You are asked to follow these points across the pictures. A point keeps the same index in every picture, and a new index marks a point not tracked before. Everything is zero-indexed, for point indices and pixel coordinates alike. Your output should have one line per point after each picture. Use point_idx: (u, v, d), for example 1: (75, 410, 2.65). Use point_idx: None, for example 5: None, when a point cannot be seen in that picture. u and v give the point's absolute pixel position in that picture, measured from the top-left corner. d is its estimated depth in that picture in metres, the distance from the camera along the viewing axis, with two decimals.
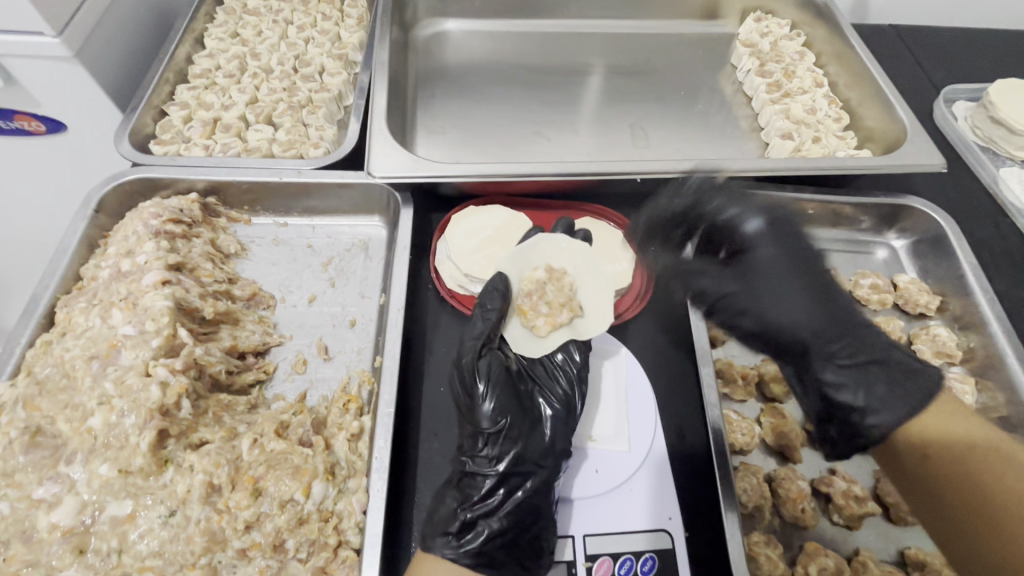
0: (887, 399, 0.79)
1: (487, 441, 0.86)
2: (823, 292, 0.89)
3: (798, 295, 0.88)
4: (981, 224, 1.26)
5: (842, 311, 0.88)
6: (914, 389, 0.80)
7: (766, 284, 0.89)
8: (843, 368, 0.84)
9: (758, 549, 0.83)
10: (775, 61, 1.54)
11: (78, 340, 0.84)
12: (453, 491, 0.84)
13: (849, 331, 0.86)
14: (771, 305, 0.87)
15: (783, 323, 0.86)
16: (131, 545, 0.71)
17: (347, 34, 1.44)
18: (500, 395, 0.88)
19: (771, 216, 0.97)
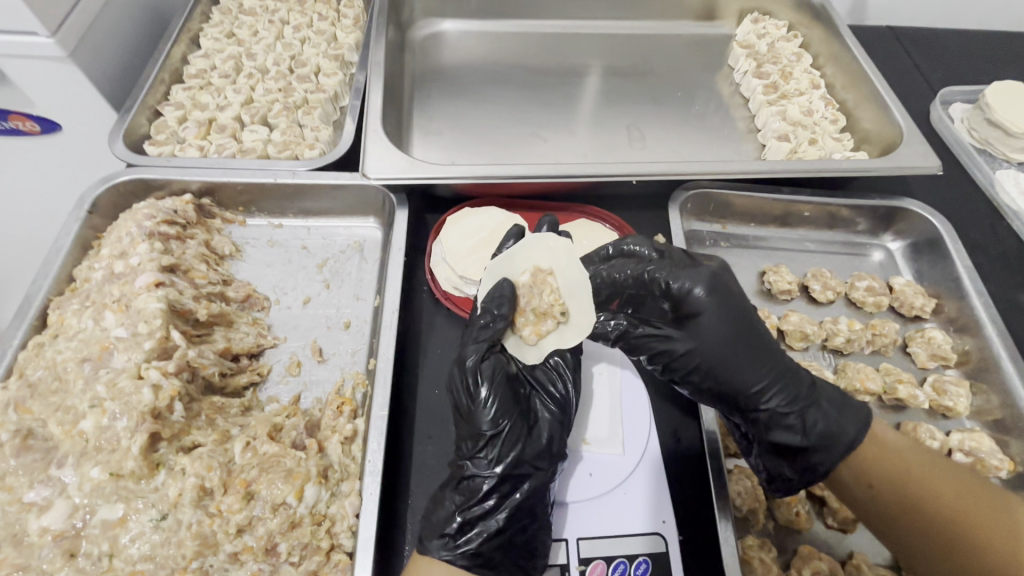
0: (826, 447, 0.79)
1: (487, 443, 0.84)
2: (763, 346, 0.84)
3: (739, 358, 0.83)
4: (976, 226, 1.26)
5: (775, 355, 0.84)
6: (846, 429, 0.79)
7: (714, 351, 0.83)
8: (783, 421, 0.82)
9: (752, 553, 0.83)
10: (772, 63, 1.53)
11: (70, 343, 0.84)
12: (450, 492, 0.83)
13: (784, 374, 0.83)
14: (720, 374, 0.83)
15: (725, 381, 0.83)
16: (122, 549, 0.71)
17: (343, 34, 1.43)
18: (500, 396, 0.86)
19: (712, 276, 0.84)
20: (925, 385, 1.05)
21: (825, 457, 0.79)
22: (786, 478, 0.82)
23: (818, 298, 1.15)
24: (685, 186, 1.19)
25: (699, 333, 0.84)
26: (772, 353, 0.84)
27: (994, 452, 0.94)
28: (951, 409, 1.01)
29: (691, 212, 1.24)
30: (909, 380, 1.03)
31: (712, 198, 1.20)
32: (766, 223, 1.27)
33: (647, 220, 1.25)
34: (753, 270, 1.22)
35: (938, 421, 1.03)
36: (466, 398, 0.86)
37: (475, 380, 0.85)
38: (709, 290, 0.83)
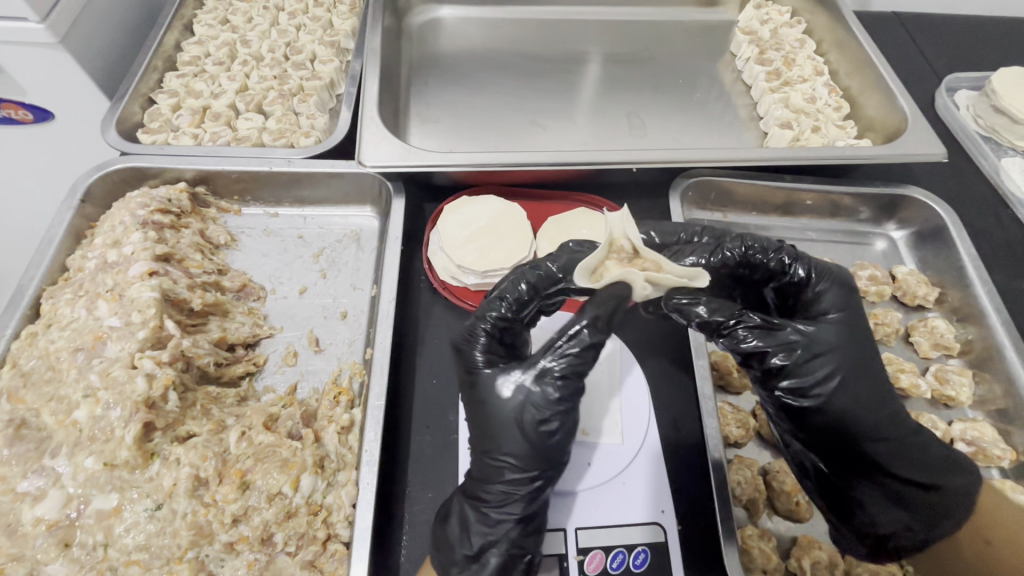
0: (927, 494, 0.76)
1: (530, 479, 0.75)
2: (866, 386, 0.75)
3: (875, 390, 0.76)
4: (981, 215, 1.25)
5: (867, 386, 0.76)
6: (945, 484, 0.75)
7: (862, 386, 0.75)
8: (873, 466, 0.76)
9: (752, 543, 0.82)
10: (775, 49, 1.51)
11: (63, 332, 0.83)
12: (478, 524, 0.75)
13: (880, 407, 0.75)
14: (885, 412, 0.75)
15: (845, 427, 0.75)
16: (116, 539, 0.70)
17: (339, 21, 1.41)
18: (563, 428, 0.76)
19: (842, 298, 0.80)
20: (927, 375, 1.04)
21: (933, 513, 0.75)
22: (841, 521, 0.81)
23: None
24: (686, 174, 1.17)
25: (813, 369, 0.75)
26: (866, 387, 0.76)
27: (996, 442, 0.94)
28: (953, 399, 1.00)
29: (691, 201, 1.22)
30: (911, 369, 1.02)
31: (714, 186, 1.18)
32: (768, 212, 1.25)
33: (647, 209, 1.24)
34: None
35: (940, 411, 1.02)
36: (523, 432, 0.75)
37: (541, 410, 0.75)
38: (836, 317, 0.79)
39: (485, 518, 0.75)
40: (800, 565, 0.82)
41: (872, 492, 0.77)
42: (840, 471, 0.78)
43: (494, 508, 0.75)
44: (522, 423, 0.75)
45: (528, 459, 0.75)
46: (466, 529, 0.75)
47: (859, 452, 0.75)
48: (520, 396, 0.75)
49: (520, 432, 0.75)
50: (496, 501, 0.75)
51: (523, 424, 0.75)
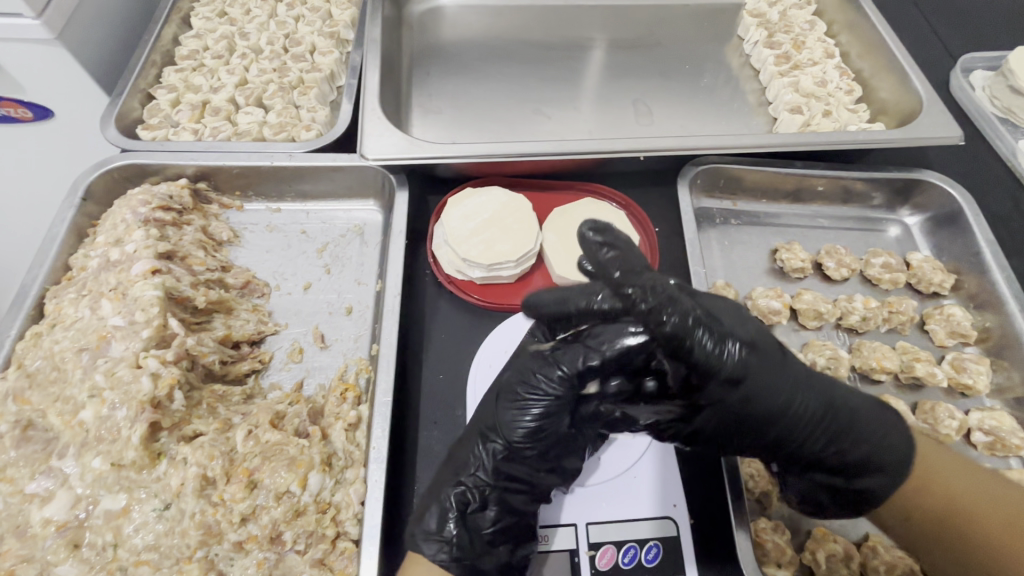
0: (876, 447, 0.71)
1: (508, 461, 0.77)
2: (779, 385, 0.69)
3: (788, 396, 0.70)
4: (998, 198, 1.22)
5: (778, 393, 0.70)
6: (874, 428, 0.72)
7: (765, 391, 0.69)
8: (812, 440, 0.72)
9: (765, 536, 0.81)
10: (784, 32, 1.47)
11: (67, 332, 0.83)
12: (450, 486, 0.77)
13: (801, 407, 0.70)
14: (797, 408, 0.70)
15: (750, 420, 0.70)
16: (126, 539, 0.70)
17: (338, 11, 1.38)
18: (551, 425, 0.77)
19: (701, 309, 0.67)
20: (943, 364, 1.02)
21: (882, 458, 0.71)
22: (822, 503, 0.77)
23: (832, 276, 1.12)
24: (694, 162, 1.14)
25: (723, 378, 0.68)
26: (776, 399, 0.69)
27: (1014, 431, 0.92)
28: (971, 388, 0.98)
29: (700, 189, 1.19)
30: (927, 358, 1.00)
31: (723, 174, 1.16)
32: (779, 199, 1.22)
33: (654, 198, 1.21)
34: (765, 248, 1.18)
35: (956, 399, 1.00)
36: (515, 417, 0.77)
37: (533, 393, 0.77)
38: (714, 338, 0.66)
39: (454, 486, 0.76)
40: (814, 558, 0.81)
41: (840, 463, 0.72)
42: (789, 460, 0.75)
43: (463, 474, 0.77)
44: (505, 401, 0.78)
45: (512, 445, 0.77)
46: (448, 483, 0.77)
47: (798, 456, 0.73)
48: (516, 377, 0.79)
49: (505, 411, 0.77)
50: (462, 470, 0.78)
51: (512, 405, 0.77)
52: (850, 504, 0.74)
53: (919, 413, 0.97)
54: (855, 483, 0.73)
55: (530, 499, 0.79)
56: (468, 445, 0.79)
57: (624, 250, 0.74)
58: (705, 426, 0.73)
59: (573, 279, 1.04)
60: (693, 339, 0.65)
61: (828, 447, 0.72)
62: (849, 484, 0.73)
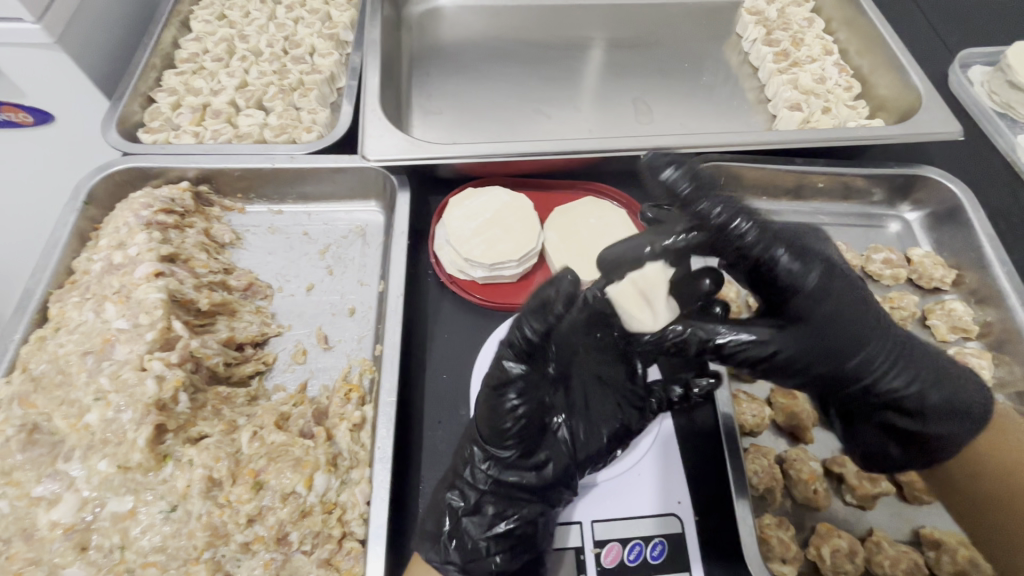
0: (935, 384, 0.74)
1: (495, 467, 0.79)
2: (848, 307, 0.75)
3: (863, 324, 0.75)
4: (998, 193, 1.22)
5: (857, 319, 0.75)
6: (933, 366, 0.76)
7: (831, 317, 0.75)
8: (885, 376, 0.75)
9: (770, 532, 0.82)
10: (782, 29, 1.47)
11: (71, 336, 0.83)
12: (444, 492, 0.80)
13: (872, 332, 0.75)
14: (869, 334, 0.75)
15: (828, 349, 0.74)
16: (132, 541, 0.70)
17: (337, 13, 1.39)
18: (534, 415, 0.76)
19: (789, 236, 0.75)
20: None
21: (945, 398, 0.74)
22: (891, 458, 0.78)
23: None
24: (694, 160, 1.15)
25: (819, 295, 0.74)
26: (854, 322, 0.75)
27: None
28: None
29: None
30: None
31: (723, 172, 1.16)
32: (779, 196, 1.23)
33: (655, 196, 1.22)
34: None
35: None
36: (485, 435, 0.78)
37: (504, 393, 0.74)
38: (807, 266, 0.74)
39: (449, 491, 0.80)
40: (819, 554, 0.82)
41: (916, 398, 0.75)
42: (862, 401, 0.77)
43: (456, 480, 0.80)
44: (481, 405, 0.77)
45: (488, 448, 0.78)
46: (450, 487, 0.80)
47: (869, 391, 0.76)
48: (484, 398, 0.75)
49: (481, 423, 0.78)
50: (456, 472, 0.80)
51: (486, 411, 0.75)
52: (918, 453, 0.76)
53: None
54: (927, 428, 0.75)
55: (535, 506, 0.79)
56: (461, 451, 0.81)
57: (691, 171, 0.76)
58: (790, 352, 0.74)
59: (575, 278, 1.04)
60: (773, 256, 0.73)
61: (908, 386, 0.75)
62: (920, 428, 0.75)
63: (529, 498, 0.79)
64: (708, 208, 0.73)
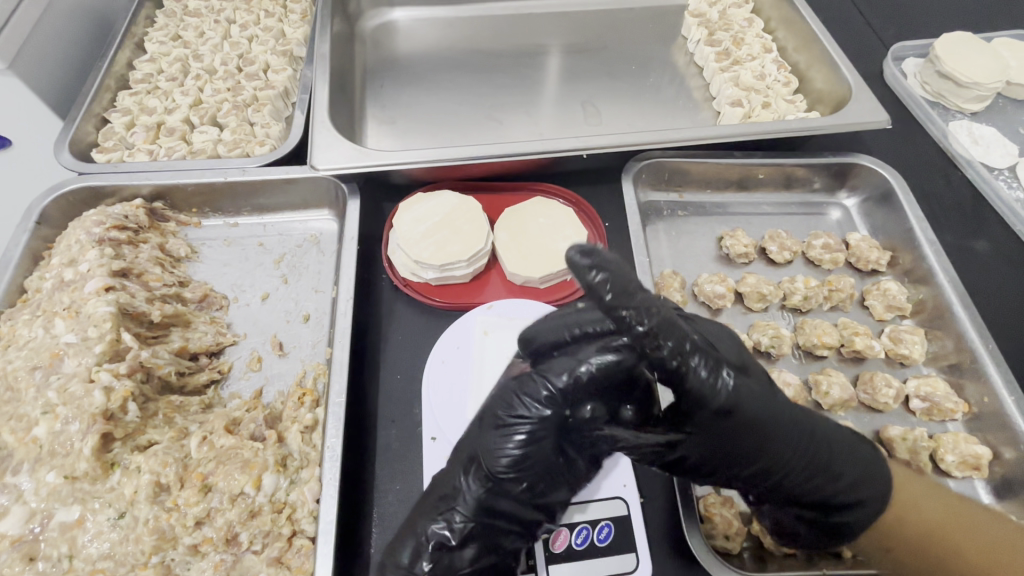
0: (852, 474, 0.76)
1: (491, 496, 0.76)
2: (760, 403, 0.74)
3: (780, 429, 0.74)
4: (931, 177, 1.28)
5: (777, 419, 0.74)
6: (847, 450, 0.77)
7: (752, 414, 0.73)
8: (797, 472, 0.75)
9: (714, 510, 0.84)
10: (724, 30, 1.53)
11: (20, 352, 0.84)
12: (429, 521, 0.76)
13: (786, 429, 0.74)
14: (779, 435, 0.74)
15: (744, 448, 0.74)
16: (81, 549, 0.71)
17: (290, 30, 1.42)
18: (539, 453, 0.75)
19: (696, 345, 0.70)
20: (882, 337, 1.06)
21: (863, 490, 0.75)
22: (798, 534, 0.80)
23: (776, 259, 1.16)
24: (638, 157, 1.19)
25: (749, 391, 0.73)
26: (774, 423, 0.74)
27: (947, 395, 0.97)
28: (907, 357, 1.03)
29: (646, 183, 1.23)
30: (865, 332, 1.04)
31: (667, 167, 1.20)
32: (724, 189, 1.27)
33: (604, 194, 1.26)
34: (711, 237, 1.22)
35: (896, 369, 1.04)
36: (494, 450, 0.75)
37: (515, 417, 0.75)
38: (729, 374, 0.72)
39: (432, 522, 0.76)
40: (760, 527, 0.85)
41: (824, 488, 0.76)
42: (773, 493, 0.78)
43: (444, 510, 0.76)
44: (490, 428, 0.77)
45: (496, 476, 0.75)
46: (434, 513, 0.77)
47: (786, 485, 0.76)
48: (503, 394, 0.77)
49: (487, 431, 0.77)
50: (438, 508, 0.77)
51: (497, 431, 0.76)
52: (828, 538, 0.78)
53: (860, 384, 1.01)
54: (837, 517, 0.77)
55: (517, 537, 0.78)
56: (451, 475, 0.79)
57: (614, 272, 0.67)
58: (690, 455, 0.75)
59: (525, 274, 1.06)
60: (687, 366, 0.69)
61: (813, 481, 0.76)
62: (829, 517, 0.77)
63: (520, 534, 0.78)
64: (632, 313, 0.66)
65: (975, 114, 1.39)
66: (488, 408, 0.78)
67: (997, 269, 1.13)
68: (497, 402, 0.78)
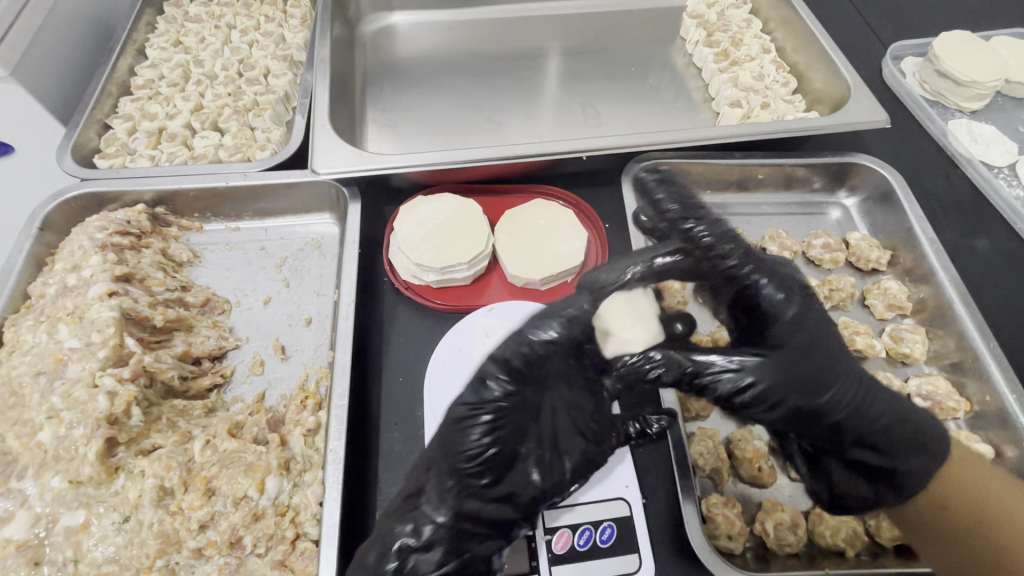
0: (905, 416, 0.82)
1: (458, 495, 0.79)
2: (817, 336, 0.85)
3: (834, 359, 0.84)
4: (931, 176, 1.28)
5: (830, 350, 0.85)
6: (891, 402, 0.84)
7: (804, 345, 0.84)
8: (853, 408, 0.82)
9: (716, 510, 0.84)
10: (722, 31, 1.54)
11: (25, 358, 0.85)
12: (397, 523, 0.79)
13: (839, 365, 0.83)
14: (836, 365, 0.83)
15: (805, 375, 0.81)
16: (86, 553, 0.72)
17: (291, 35, 1.43)
18: (501, 441, 0.80)
19: (760, 266, 0.90)
20: (883, 336, 1.06)
21: (910, 436, 0.81)
22: (856, 493, 0.83)
23: (776, 259, 1.16)
24: (637, 159, 1.19)
25: (808, 318, 0.87)
26: (823, 356, 0.83)
27: (949, 394, 0.97)
28: (908, 356, 1.03)
29: None
30: (865, 331, 1.05)
31: (666, 169, 1.20)
32: (724, 189, 1.27)
33: (604, 196, 1.26)
34: None
35: (897, 368, 1.05)
36: (456, 443, 0.79)
37: (480, 406, 0.80)
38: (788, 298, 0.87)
39: (398, 526, 0.78)
40: (763, 528, 0.85)
41: (880, 429, 0.82)
42: (838, 438, 0.83)
43: (405, 515, 0.79)
44: (452, 424, 0.81)
45: (457, 470, 0.78)
46: (403, 514, 0.79)
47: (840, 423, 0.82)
48: (459, 397, 0.82)
49: (448, 429, 0.81)
50: (404, 509, 0.80)
51: (457, 427, 0.80)
52: (888, 489, 0.80)
53: None
54: (896, 464, 0.80)
55: (484, 539, 0.78)
56: (416, 477, 0.82)
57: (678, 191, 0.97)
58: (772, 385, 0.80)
59: (526, 276, 1.07)
60: (756, 283, 0.88)
61: (867, 421, 0.82)
62: (891, 463, 0.81)
63: (490, 536, 0.79)
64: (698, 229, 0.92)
65: (974, 113, 1.39)
66: (444, 414, 0.83)
67: (999, 267, 1.13)
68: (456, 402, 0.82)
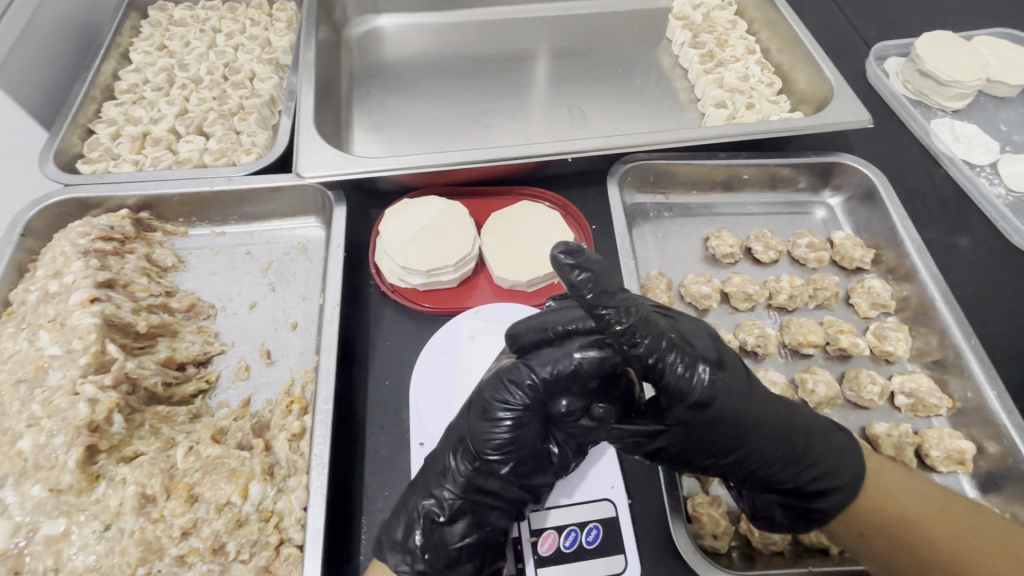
0: (836, 458, 0.76)
1: (479, 477, 0.78)
2: (740, 390, 0.74)
3: (758, 425, 0.74)
4: (914, 175, 1.29)
5: (759, 407, 0.75)
6: (835, 445, 0.77)
7: (725, 411, 0.72)
8: (776, 463, 0.75)
9: (702, 510, 0.85)
10: (707, 32, 1.55)
11: (5, 366, 0.84)
12: (421, 495, 0.79)
13: (762, 423, 0.74)
14: (753, 431, 0.73)
15: (715, 441, 0.74)
16: (66, 562, 0.71)
17: (276, 38, 1.43)
18: (524, 436, 0.77)
19: (678, 338, 0.71)
20: (867, 334, 1.07)
21: (835, 476, 0.75)
22: (776, 520, 0.80)
23: (761, 259, 1.17)
24: (623, 160, 1.19)
25: (732, 373, 0.75)
26: (749, 421, 0.73)
27: (931, 391, 0.98)
28: (892, 354, 1.04)
29: (632, 185, 1.24)
30: (850, 330, 1.05)
31: (652, 170, 1.21)
32: (710, 190, 1.27)
33: (591, 197, 1.27)
34: (697, 238, 1.23)
35: (881, 366, 1.06)
36: (483, 436, 0.76)
37: (500, 405, 0.76)
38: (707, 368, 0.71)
39: (424, 498, 0.78)
40: (749, 527, 0.85)
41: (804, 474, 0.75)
42: (751, 479, 0.78)
43: (434, 486, 0.79)
44: (478, 413, 0.78)
45: (484, 458, 0.77)
46: (431, 485, 0.79)
47: (760, 471, 0.76)
48: (484, 386, 0.78)
49: (473, 416, 0.78)
50: (427, 485, 0.80)
51: (483, 416, 0.77)
52: (804, 522, 0.77)
53: (845, 382, 1.02)
54: (813, 504, 0.76)
55: (504, 514, 0.79)
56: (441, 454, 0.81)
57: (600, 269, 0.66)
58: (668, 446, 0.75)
59: (512, 278, 1.06)
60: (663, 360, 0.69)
61: (790, 469, 0.75)
62: (808, 503, 0.77)
63: (507, 511, 0.79)
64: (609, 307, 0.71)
65: (956, 112, 1.41)
66: (472, 399, 0.80)
67: (980, 264, 1.15)
68: (483, 396, 0.78)
